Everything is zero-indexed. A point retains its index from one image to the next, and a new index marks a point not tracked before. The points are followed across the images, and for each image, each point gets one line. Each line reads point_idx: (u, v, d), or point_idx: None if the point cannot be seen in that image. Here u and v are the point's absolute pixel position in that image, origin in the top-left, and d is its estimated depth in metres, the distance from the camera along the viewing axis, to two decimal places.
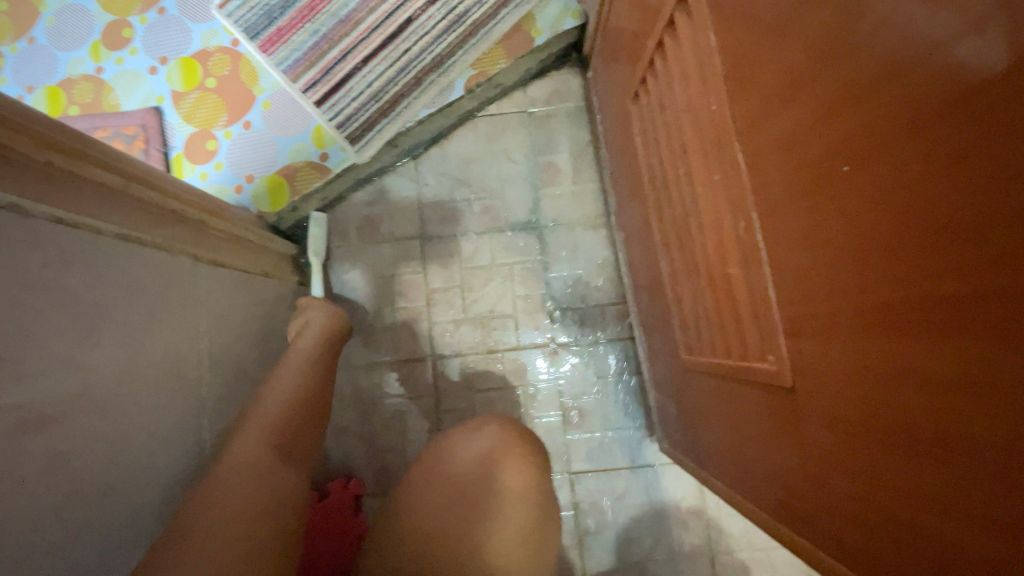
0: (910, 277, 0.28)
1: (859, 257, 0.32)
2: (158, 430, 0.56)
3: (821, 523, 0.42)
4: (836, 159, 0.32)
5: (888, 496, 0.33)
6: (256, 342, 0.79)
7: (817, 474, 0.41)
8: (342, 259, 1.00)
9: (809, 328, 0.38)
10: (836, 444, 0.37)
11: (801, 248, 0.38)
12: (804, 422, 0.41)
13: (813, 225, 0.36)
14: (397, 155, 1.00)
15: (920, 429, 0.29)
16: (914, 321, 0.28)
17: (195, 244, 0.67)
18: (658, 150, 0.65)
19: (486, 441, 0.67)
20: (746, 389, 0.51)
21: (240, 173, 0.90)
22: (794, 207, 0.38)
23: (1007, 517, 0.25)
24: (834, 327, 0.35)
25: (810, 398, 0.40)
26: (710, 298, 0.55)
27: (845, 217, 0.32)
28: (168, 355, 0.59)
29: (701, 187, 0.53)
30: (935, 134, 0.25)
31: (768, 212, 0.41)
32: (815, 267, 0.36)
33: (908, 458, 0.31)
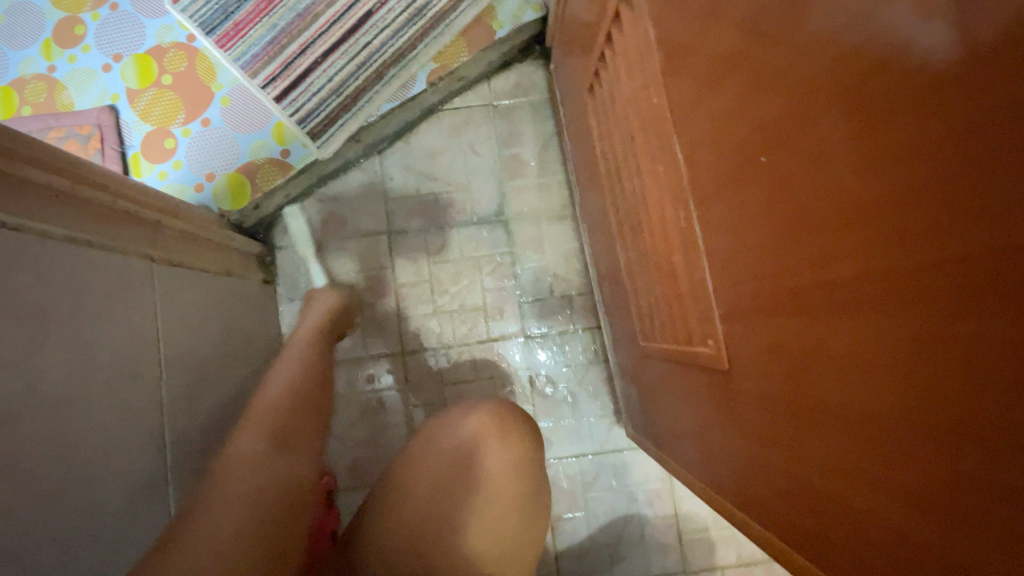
0: (836, 271, 0.28)
1: (787, 236, 0.32)
2: (115, 433, 0.56)
3: (771, 510, 0.43)
4: (761, 157, 0.33)
5: (820, 467, 0.34)
6: (219, 342, 0.79)
7: (766, 464, 0.42)
8: (309, 255, 1.00)
9: (745, 310, 0.39)
10: (781, 435, 0.38)
11: (740, 243, 0.38)
12: (750, 412, 0.42)
13: (750, 220, 0.36)
14: (362, 150, 0.99)
15: (846, 402, 0.30)
16: (836, 298, 0.29)
17: (150, 244, 0.67)
18: (610, 139, 0.66)
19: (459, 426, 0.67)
20: (691, 376, 0.52)
21: (199, 171, 0.89)
22: (733, 201, 0.38)
23: (922, 483, 0.26)
24: (772, 320, 0.36)
25: (750, 376, 0.41)
26: (659, 286, 0.57)
27: (778, 213, 0.33)
28: (123, 356, 0.59)
29: (647, 179, 0.54)
30: (848, 131, 0.26)
31: (705, 204, 0.42)
32: (754, 261, 0.37)
33: (836, 430, 0.32)
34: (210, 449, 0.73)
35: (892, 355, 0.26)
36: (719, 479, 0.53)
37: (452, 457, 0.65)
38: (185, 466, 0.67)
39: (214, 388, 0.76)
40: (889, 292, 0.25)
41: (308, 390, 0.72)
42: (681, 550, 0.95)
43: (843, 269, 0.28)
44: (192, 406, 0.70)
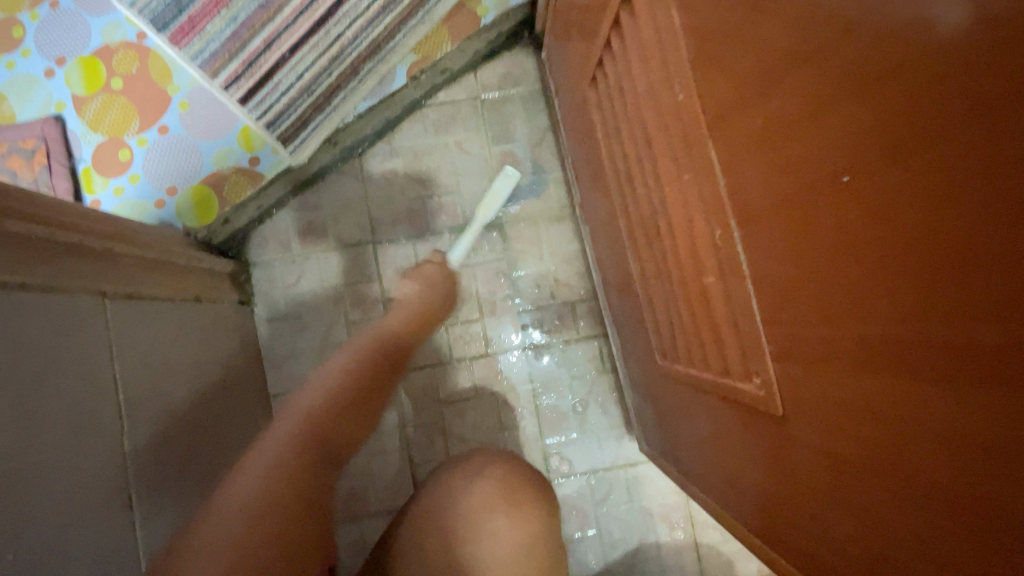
0: (901, 329, 0.25)
1: (867, 275, 0.26)
2: (75, 504, 0.48)
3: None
4: (824, 183, 0.28)
5: (907, 549, 0.28)
6: (193, 378, 0.71)
7: (821, 538, 0.36)
8: (288, 270, 0.91)
9: (802, 351, 0.33)
10: (835, 505, 0.34)
11: (780, 291, 0.34)
12: (801, 475, 0.37)
13: (791, 268, 0.32)
14: (339, 154, 0.91)
15: (952, 478, 0.24)
16: (947, 354, 0.23)
17: (101, 277, 0.59)
18: (620, 138, 0.58)
19: (472, 483, 0.59)
20: (729, 408, 0.46)
21: (160, 185, 0.79)
22: (773, 240, 0.33)
23: None
24: (819, 377, 0.32)
25: (807, 427, 0.34)
26: (686, 306, 0.50)
27: (825, 260, 0.29)
28: (76, 409, 0.51)
29: (669, 186, 0.47)
30: (913, 169, 0.22)
31: (749, 227, 0.36)
32: (799, 310, 0.32)
33: (934, 510, 0.26)
34: (189, 499, 0.66)
35: (971, 422, 0.23)
36: (762, 525, 0.47)
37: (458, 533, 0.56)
38: (161, 524, 0.60)
39: (190, 430, 0.68)
40: (973, 351, 0.22)
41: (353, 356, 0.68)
42: (701, 566, 0.89)
43: (912, 326, 0.24)
44: (164, 454, 0.63)
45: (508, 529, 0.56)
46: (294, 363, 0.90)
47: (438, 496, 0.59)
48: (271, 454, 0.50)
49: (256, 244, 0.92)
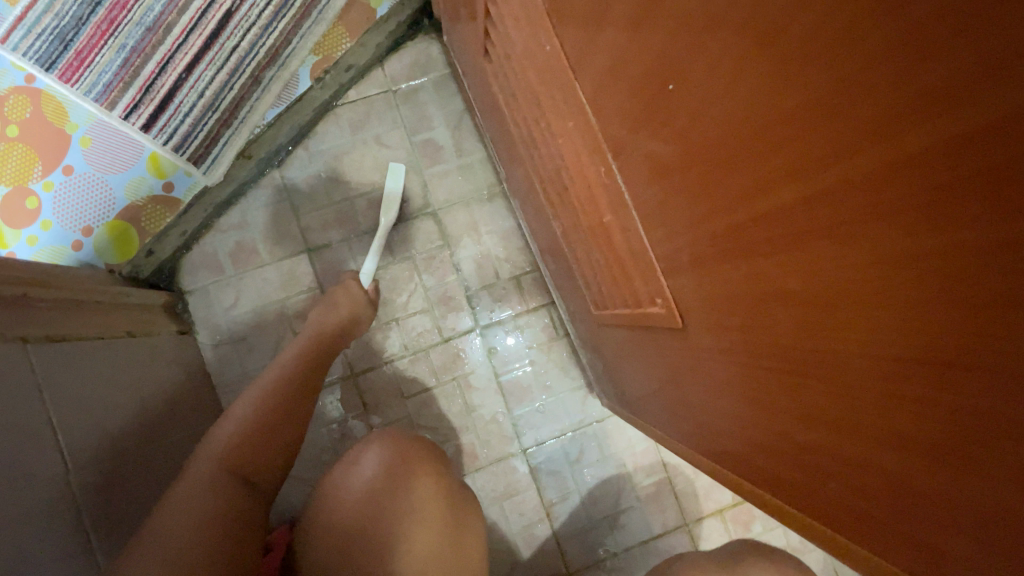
0: (791, 219, 0.24)
1: (701, 166, 0.29)
2: (27, 550, 0.48)
3: (808, 516, 0.35)
4: (660, 96, 0.31)
5: (793, 402, 0.31)
6: (140, 412, 0.70)
7: (784, 464, 0.35)
8: (225, 293, 0.90)
9: (681, 254, 0.36)
10: (787, 428, 0.33)
11: (664, 223, 0.36)
12: (739, 397, 0.37)
13: (662, 197, 0.35)
14: (257, 165, 0.90)
15: (796, 320, 0.27)
16: (763, 207, 0.26)
17: (20, 322, 0.57)
18: (516, 103, 0.60)
19: (378, 454, 0.61)
20: (651, 336, 0.49)
21: (74, 226, 0.75)
22: (638, 168, 0.36)
23: (892, 370, 0.22)
24: (702, 285, 0.35)
25: (702, 325, 0.37)
26: (598, 251, 0.52)
27: (690, 176, 0.31)
28: (15, 461, 0.50)
29: (560, 139, 0.49)
30: (709, 72, 0.26)
31: (623, 159, 0.38)
32: (672, 227, 0.35)
33: (796, 355, 0.28)
34: None
35: (866, 290, 0.22)
36: (701, 440, 0.49)
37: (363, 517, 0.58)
38: None
39: (145, 466, 0.67)
40: (778, 210, 0.25)
41: (294, 372, 0.70)
42: (677, 504, 0.93)
43: (799, 212, 0.24)
44: (120, 494, 0.62)
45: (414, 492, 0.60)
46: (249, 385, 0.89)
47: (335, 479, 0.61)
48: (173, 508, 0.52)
49: (187, 271, 0.90)
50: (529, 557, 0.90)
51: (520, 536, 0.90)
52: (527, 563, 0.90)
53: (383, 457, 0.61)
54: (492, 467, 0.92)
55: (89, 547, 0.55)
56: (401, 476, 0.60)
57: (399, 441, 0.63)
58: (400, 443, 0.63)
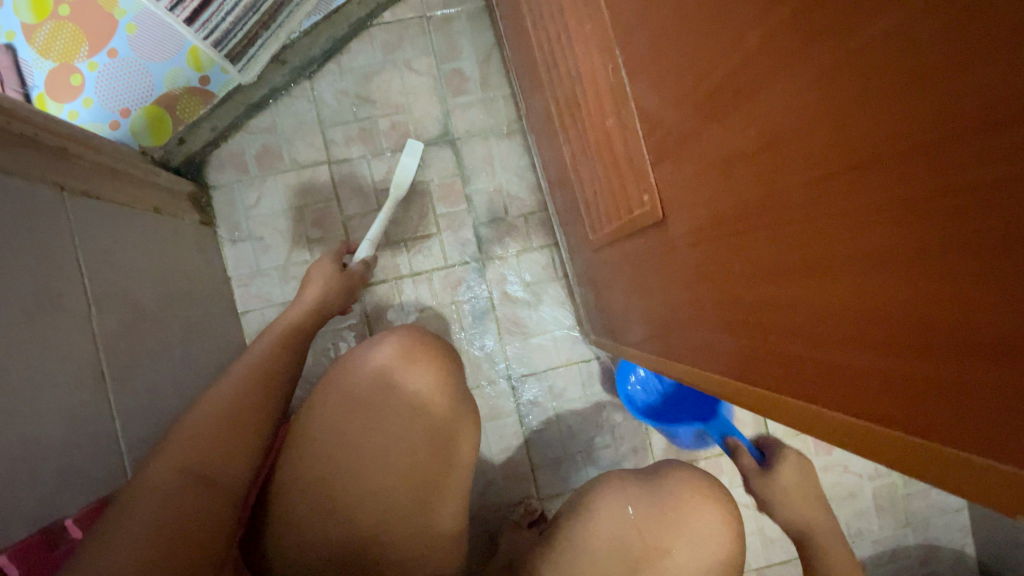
0: (821, 60, 0.25)
1: (736, 51, 0.31)
2: (48, 368, 0.53)
3: (777, 395, 0.38)
4: None
5: (796, 293, 0.32)
6: (159, 282, 0.74)
7: (764, 343, 0.37)
8: (246, 192, 0.94)
9: (668, 135, 0.40)
10: (786, 302, 0.33)
11: (668, 110, 0.38)
12: (731, 278, 0.38)
13: (672, 82, 0.37)
14: (289, 73, 0.93)
15: (815, 199, 0.28)
16: (800, 82, 0.27)
17: (57, 171, 0.61)
18: (542, 22, 0.62)
19: (393, 344, 0.62)
20: (636, 244, 0.52)
21: (113, 107, 0.78)
22: (644, 58, 0.39)
23: (916, 225, 0.24)
24: (687, 169, 0.39)
25: (681, 201, 0.41)
26: (600, 164, 0.55)
27: (706, 44, 0.33)
28: (41, 289, 0.54)
29: (579, 46, 0.51)
30: None
31: (632, 54, 0.40)
32: (668, 112, 0.39)
33: (807, 239, 0.30)
34: (163, 392, 0.70)
35: (911, 131, 0.22)
36: (672, 344, 0.54)
37: (371, 399, 0.60)
38: (136, 406, 0.65)
39: (161, 330, 0.72)
40: (813, 81, 0.26)
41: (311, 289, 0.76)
42: (650, 449, 0.97)
43: (853, 54, 0.24)
44: (137, 348, 0.67)
45: (419, 382, 0.62)
46: (260, 282, 0.94)
47: (339, 365, 0.63)
48: (218, 398, 0.59)
49: (213, 166, 0.94)
50: (501, 476, 0.95)
51: (497, 455, 0.96)
52: (499, 482, 0.95)
53: (394, 351, 0.62)
54: (479, 391, 0.96)
55: (104, 380, 0.60)
56: (409, 367, 0.62)
57: (416, 338, 0.64)
58: (417, 340, 0.64)
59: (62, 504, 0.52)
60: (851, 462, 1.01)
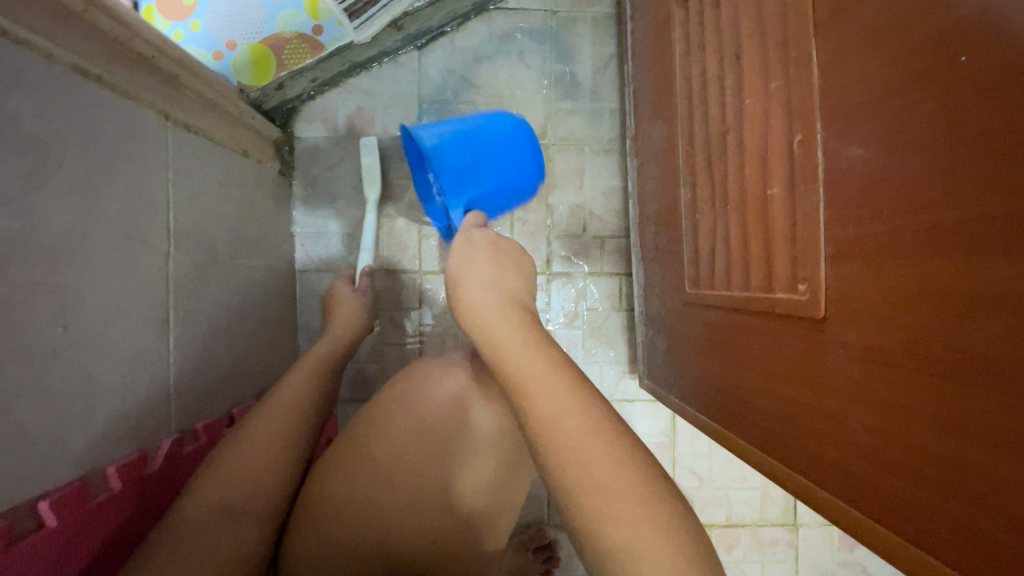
0: None
1: (1015, 191, 0.26)
2: (119, 304, 0.50)
3: (927, 553, 0.33)
4: (940, 74, 0.29)
5: (1000, 468, 0.28)
6: (233, 228, 0.72)
7: (939, 502, 0.32)
8: (328, 151, 0.91)
9: (866, 236, 0.35)
10: (989, 472, 0.29)
11: (894, 214, 0.33)
12: (899, 414, 0.34)
13: (912, 185, 0.31)
14: (402, 40, 0.88)
15: None
16: None
17: (167, 99, 0.58)
18: (699, 58, 0.57)
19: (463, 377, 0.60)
20: (758, 324, 0.48)
21: (220, 37, 0.77)
22: (867, 147, 0.34)
23: None
24: (878, 280, 0.34)
25: (854, 308, 0.36)
26: (737, 226, 0.51)
27: (970, 167, 0.28)
28: (129, 220, 0.52)
29: (750, 98, 0.47)
30: None
31: (850, 138, 0.35)
32: (880, 212, 0.34)
33: None
34: (216, 342, 0.68)
35: None
36: (761, 435, 0.50)
37: (440, 421, 0.57)
38: (192, 355, 0.63)
39: (226, 276, 0.70)
40: None
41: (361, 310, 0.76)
42: None
43: None
44: (201, 292, 0.64)
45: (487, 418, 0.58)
46: (322, 245, 0.91)
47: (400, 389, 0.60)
48: (284, 406, 0.59)
49: (303, 118, 0.90)
50: None
51: None
52: None
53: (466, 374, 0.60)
54: None
55: (168, 324, 0.58)
56: (479, 403, 0.58)
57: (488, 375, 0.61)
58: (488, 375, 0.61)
59: (107, 446, 0.50)
60: (872, 564, 0.97)
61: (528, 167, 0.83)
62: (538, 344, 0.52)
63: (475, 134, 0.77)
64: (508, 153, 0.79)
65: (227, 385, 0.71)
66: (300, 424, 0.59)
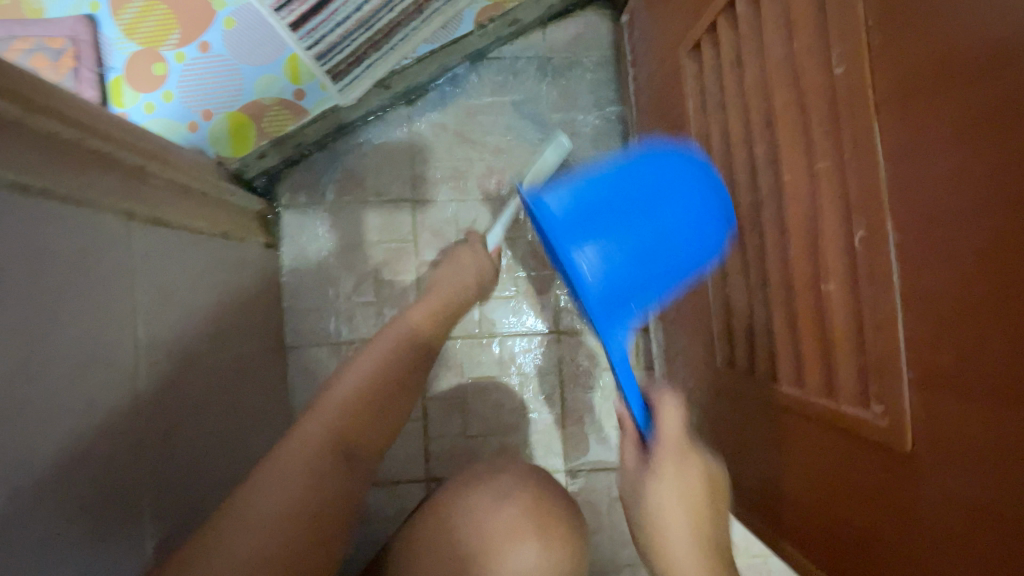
0: None
1: None
2: (83, 445, 0.44)
3: None
4: None
5: None
6: (214, 318, 0.65)
7: None
8: (317, 216, 0.85)
9: (960, 366, 0.29)
10: None
11: (1001, 348, 0.27)
12: None
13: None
14: (391, 98, 0.84)
15: None
16: None
17: (131, 197, 0.52)
18: (720, 120, 0.52)
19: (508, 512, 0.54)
20: (815, 430, 0.42)
21: (196, 107, 0.70)
22: (961, 262, 0.28)
23: None
24: (980, 423, 0.28)
25: (947, 448, 0.30)
26: (780, 314, 0.45)
27: None
28: (89, 344, 0.46)
29: (789, 173, 0.41)
30: None
31: (937, 250, 0.30)
32: (982, 343, 0.28)
33: None
34: (199, 449, 0.61)
35: None
36: (829, 559, 0.43)
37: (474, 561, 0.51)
38: (172, 475, 0.56)
39: (207, 374, 0.63)
40: None
41: None
42: None
43: None
44: (179, 399, 0.57)
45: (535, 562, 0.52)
46: (314, 317, 0.85)
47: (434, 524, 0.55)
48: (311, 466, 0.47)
49: (291, 184, 0.86)
50: None
51: None
52: None
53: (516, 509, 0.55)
54: None
55: (141, 449, 0.51)
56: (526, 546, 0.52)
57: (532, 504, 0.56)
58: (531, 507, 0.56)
59: None
60: None
61: (705, 173, 0.49)
62: (699, 474, 0.48)
63: (643, 231, 0.48)
64: (656, 171, 0.49)
65: (213, 493, 0.64)
66: (341, 475, 0.49)
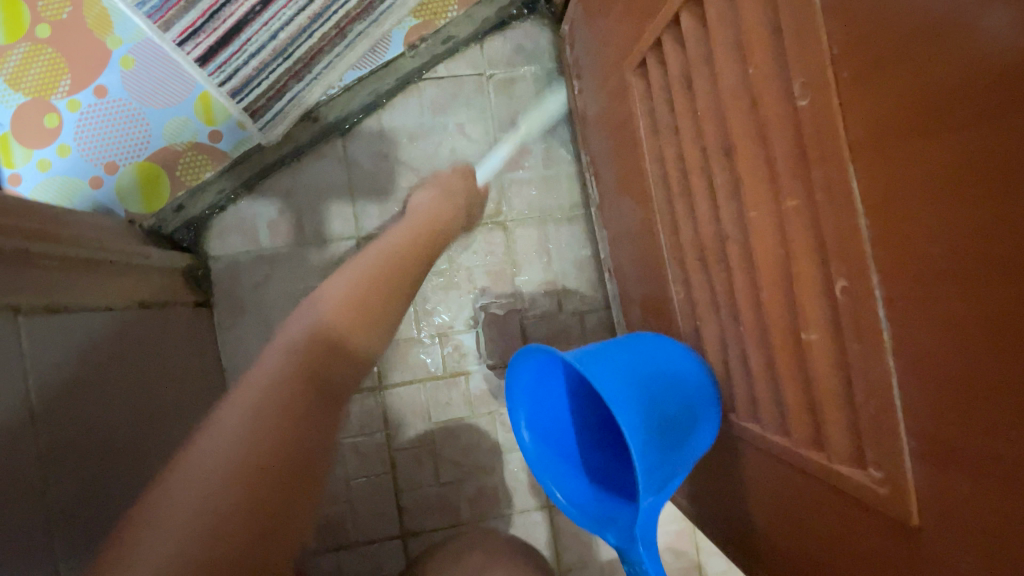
0: None
1: None
2: None
3: None
4: None
5: None
6: (138, 402, 0.58)
7: None
8: (250, 266, 0.77)
9: (973, 445, 0.25)
10: None
11: (1016, 430, 0.23)
12: None
13: None
14: (321, 131, 0.77)
15: None
16: None
17: (17, 288, 0.45)
18: (675, 145, 0.48)
19: None
20: (808, 486, 0.38)
21: (99, 158, 0.69)
22: (963, 327, 0.25)
23: None
24: (1003, 513, 0.25)
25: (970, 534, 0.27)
26: (758, 357, 0.41)
27: None
28: None
29: (755, 211, 0.37)
30: None
31: (934, 315, 0.26)
32: (989, 420, 0.24)
33: None
34: None
35: None
36: None
37: None
38: None
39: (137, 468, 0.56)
40: None
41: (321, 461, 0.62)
42: None
43: None
44: (104, 510, 0.50)
45: None
46: None
47: None
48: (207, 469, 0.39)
49: (217, 234, 0.76)
50: None
51: None
52: None
53: None
54: (516, 520, 0.81)
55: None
56: None
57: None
58: None
59: None
60: None
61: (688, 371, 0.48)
62: None
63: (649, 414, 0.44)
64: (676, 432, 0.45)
65: None
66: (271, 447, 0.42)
